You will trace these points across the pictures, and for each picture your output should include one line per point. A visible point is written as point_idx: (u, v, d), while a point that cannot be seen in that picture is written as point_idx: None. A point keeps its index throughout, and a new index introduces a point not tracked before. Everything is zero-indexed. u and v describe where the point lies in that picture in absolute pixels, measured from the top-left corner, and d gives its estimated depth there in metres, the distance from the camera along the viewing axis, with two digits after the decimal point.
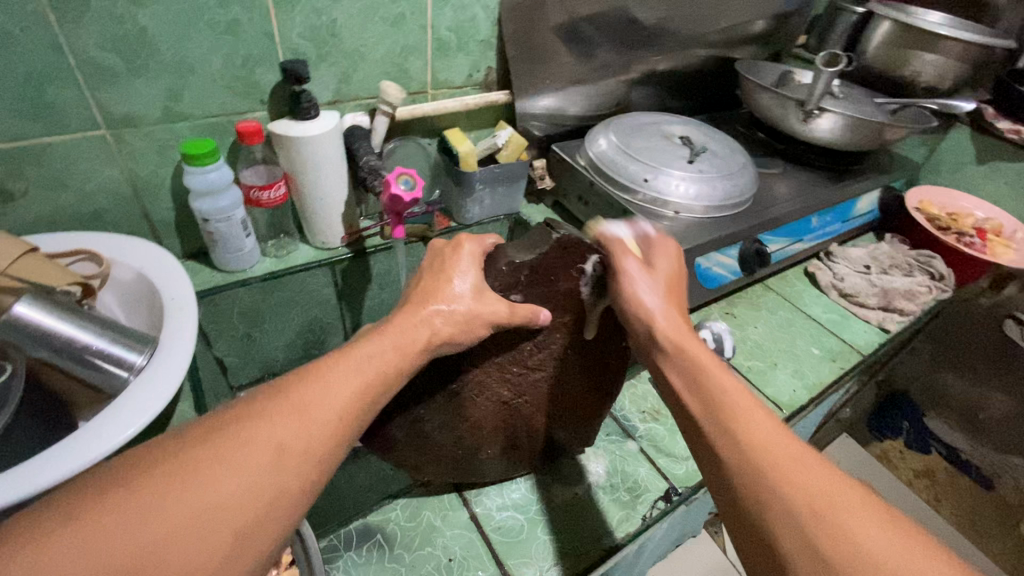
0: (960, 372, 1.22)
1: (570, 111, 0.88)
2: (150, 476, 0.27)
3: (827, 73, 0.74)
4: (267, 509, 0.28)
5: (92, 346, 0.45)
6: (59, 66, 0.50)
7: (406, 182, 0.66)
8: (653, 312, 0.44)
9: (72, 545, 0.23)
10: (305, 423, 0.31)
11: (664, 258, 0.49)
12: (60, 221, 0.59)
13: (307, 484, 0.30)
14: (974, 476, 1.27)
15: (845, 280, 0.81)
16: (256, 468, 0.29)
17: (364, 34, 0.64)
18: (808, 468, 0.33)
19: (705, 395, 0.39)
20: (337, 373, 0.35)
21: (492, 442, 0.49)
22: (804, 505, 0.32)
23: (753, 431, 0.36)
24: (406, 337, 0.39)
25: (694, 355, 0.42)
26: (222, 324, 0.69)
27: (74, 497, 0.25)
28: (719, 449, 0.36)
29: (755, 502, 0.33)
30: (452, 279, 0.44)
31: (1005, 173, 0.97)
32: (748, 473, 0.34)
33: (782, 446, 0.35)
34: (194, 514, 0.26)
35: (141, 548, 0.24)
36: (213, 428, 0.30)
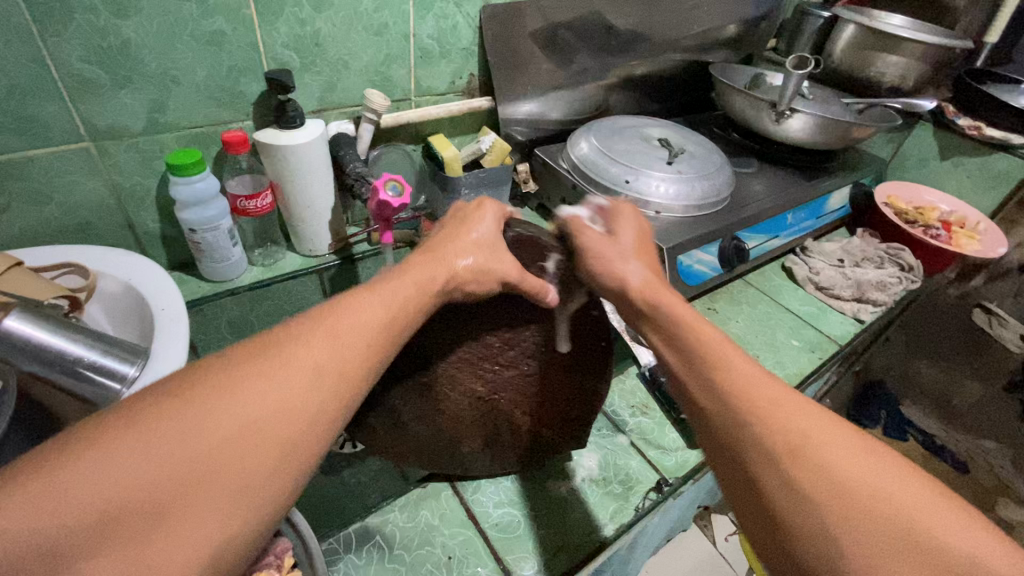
0: (934, 360, 1.30)
1: (552, 116, 0.90)
2: (197, 392, 0.28)
3: (796, 75, 0.77)
4: (308, 423, 0.29)
5: (84, 359, 0.45)
6: (42, 79, 0.50)
7: (394, 188, 0.67)
8: (624, 272, 0.45)
9: (126, 451, 0.24)
10: (339, 346, 0.33)
11: (626, 226, 0.51)
12: (43, 235, 0.59)
13: (343, 404, 0.32)
14: (948, 459, 1.32)
15: (820, 274, 0.84)
16: (297, 385, 0.30)
17: (348, 43, 0.65)
18: (788, 410, 0.34)
19: (682, 348, 0.40)
20: (368, 303, 0.36)
21: (471, 434, 0.52)
22: (783, 442, 0.33)
23: (734, 375, 0.36)
24: (426, 277, 0.41)
25: (667, 310, 0.42)
26: (211, 335, 0.69)
27: (121, 408, 0.26)
28: (700, 398, 0.37)
29: (737, 444, 0.34)
30: (473, 226, 0.46)
31: (966, 168, 1.02)
32: (728, 419, 0.35)
33: (762, 388, 0.36)
34: (240, 426, 0.27)
35: (193, 455, 0.25)
36: (251, 348, 0.31)
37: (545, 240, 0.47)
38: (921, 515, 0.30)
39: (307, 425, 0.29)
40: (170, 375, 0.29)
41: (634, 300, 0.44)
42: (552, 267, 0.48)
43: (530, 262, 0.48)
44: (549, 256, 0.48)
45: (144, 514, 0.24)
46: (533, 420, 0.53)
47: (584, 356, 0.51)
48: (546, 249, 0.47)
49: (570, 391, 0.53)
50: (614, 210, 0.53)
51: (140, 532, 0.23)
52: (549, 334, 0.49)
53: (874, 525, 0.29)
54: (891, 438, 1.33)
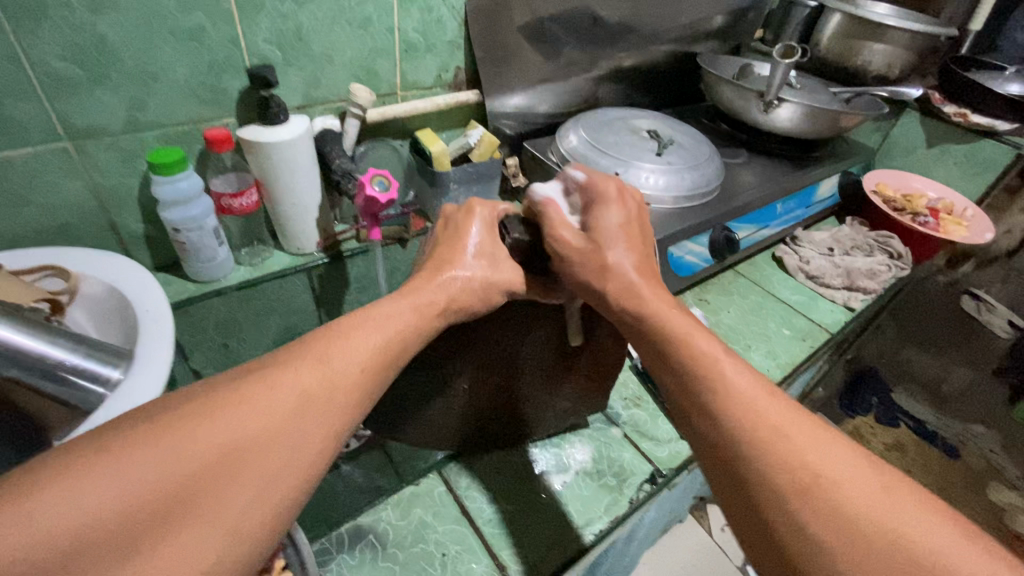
0: (926, 348, 1.31)
1: (540, 109, 0.89)
2: (181, 416, 0.27)
3: (783, 64, 0.77)
4: (291, 452, 0.29)
5: (65, 363, 0.45)
6: (17, 78, 0.49)
7: (381, 183, 0.66)
8: (603, 277, 0.44)
9: (101, 477, 0.24)
10: (328, 372, 0.32)
11: (603, 213, 0.47)
12: (24, 237, 0.57)
13: (331, 432, 0.31)
14: (941, 445, 1.31)
15: (810, 263, 0.84)
16: (283, 413, 0.29)
17: (331, 37, 0.64)
18: (796, 442, 0.33)
19: (680, 371, 0.39)
20: (362, 330, 0.36)
21: (494, 419, 0.54)
22: (793, 484, 0.32)
23: (736, 400, 0.36)
24: (425, 299, 0.40)
25: (659, 325, 0.41)
26: (199, 336, 0.68)
27: (102, 432, 0.25)
28: (707, 433, 0.36)
29: (742, 478, 0.33)
30: (464, 239, 0.45)
31: (953, 155, 1.03)
32: (735, 456, 0.34)
33: (767, 418, 0.34)
34: (220, 453, 0.27)
35: (171, 483, 0.25)
36: (239, 375, 0.31)
37: (528, 242, 0.47)
38: (942, 552, 0.29)
39: (291, 454, 0.29)
40: (159, 401, 0.29)
41: (620, 306, 0.43)
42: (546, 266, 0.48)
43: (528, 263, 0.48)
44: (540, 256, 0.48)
45: (113, 545, 0.23)
46: (551, 400, 0.55)
47: (594, 341, 0.52)
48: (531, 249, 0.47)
49: (579, 373, 0.54)
50: (592, 189, 0.49)
51: (108, 566, 0.22)
52: (560, 328, 0.50)
53: (890, 568, 0.28)
54: (882, 425, 1.34)
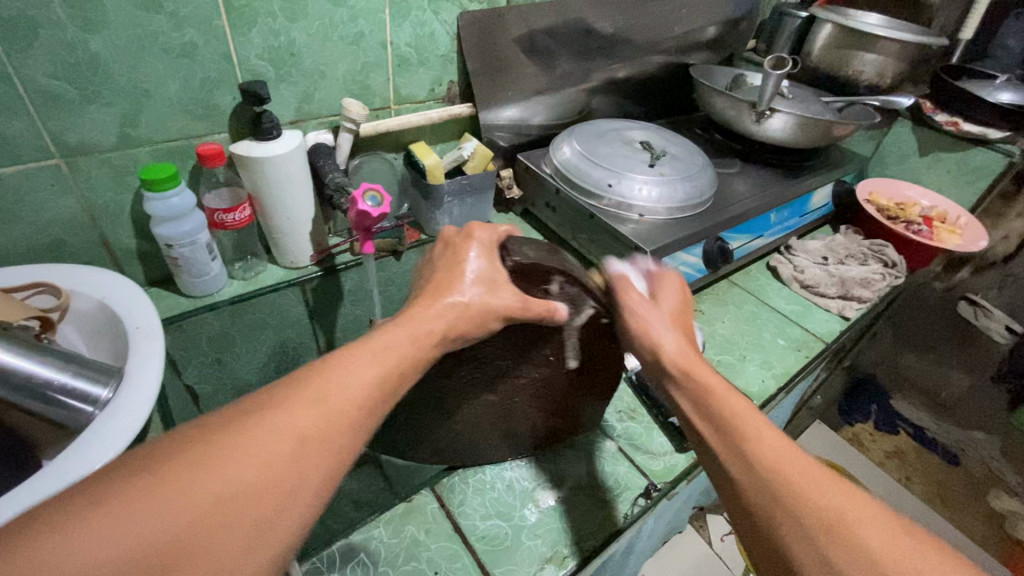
0: (924, 354, 1.34)
1: (534, 121, 0.90)
2: (176, 463, 0.27)
3: (775, 75, 0.77)
4: (289, 498, 0.29)
5: (55, 382, 0.45)
6: (8, 97, 0.49)
7: (372, 198, 0.66)
8: (659, 338, 0.48)
9: (93, 531, 0.23)
10: (325, 411, 0.32)
11: (666, 294, 0.54)
12: (15, 254, 0.57)
13: (328, 475, 0.31)
14: (942, 453, 1.28)
15: (805, 272, 0.84)
16: (278, 455, 0.29)
17: (324, 52, 0.64)
18: (820, 485, 0.35)
19: (717, 421, 0.41)
20: (356, 364, 0.35)
21: (489, 436, 0.54)
22: (818, 522, 0.33)
23: (765, 450, 0.38)
24: (424, 328, 0.40)
25: (700, 379, 0.44)
26: (192, 351, 0.68)
27: (96, 484, 0.25)
28: (737, 476, 0.38)
29: (770, 522, 0.35)
30: (464, 265, 0.46)
31: (945, 163, 1.03)
32: (763, 496, 0.36)
33: (793, 461, 0.37)
34: (217, 500, 0.26)
35: (166, 533, 0.24)
36: (235, 415, 0.30)
37: (548, 265, 0.46)
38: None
39: (287, 497, 0.29)
40: (150, 445, 0.28)
41: (667, 364, 0.47)
42: (556, 289, 0.47)
43: (535, 286, 0.47)
44: (553, 278, 0.47)
45: None
46: (548, 418, 0.56)
47: (591, 360, 0.53)
48: (550, 272, 0.46)
49: (574, 394, 0.55)
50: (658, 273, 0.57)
51: None
52: (558, 346, 0.50)
53: None
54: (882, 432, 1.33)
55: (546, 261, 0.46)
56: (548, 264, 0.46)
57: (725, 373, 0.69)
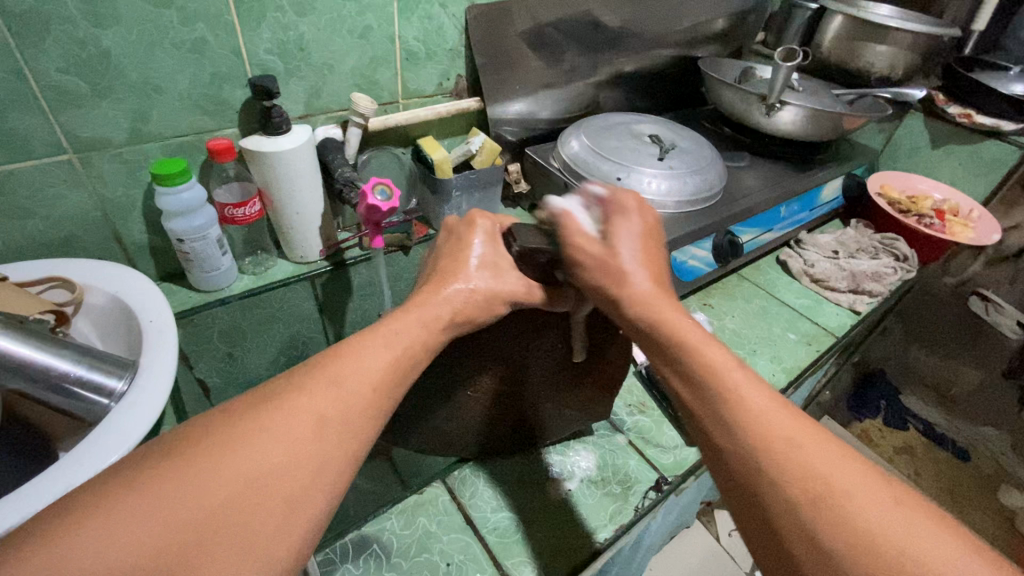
0: (933, 349, 1.29)
1: (542, 115, 0.89)
2: (200, 448, 0.27)
3: (785, 67, 0.77)
4: (311, 480, 0.28)
5: (70, 375, 0.46)
6: (21, 92, 0.49)
7: (383, 192, 0.68)
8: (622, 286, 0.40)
9: (128, 514, 0.24)
10: (342, 394, 0.32)
11: (623, 226, 0.44)
12: (29, 249, 0.58)
13: (348, 456, 0.31)
14: (952, 449, 1.30)
15: (815, 266, 0.83)
16: (300, 437, 0.29)
17: (332, 46, 0.64)
18: (809, 452, 0.31)
19: (695, 382, 0.36)
20: (371, 348, 0.35)
21: (501, 426, 0.53)
22: (805, 494, 0.30)
23: (749, 411, 0.33)
24: (432, 314, 0.39)
25: (685, 340, 0.37)
26: (203, 345, 0.68)
27: (124, 472, 0.26)
28: (718, 441, 0.34)
29: (755, 494, 0.32)
30: (467, 252, 0.44)
31: (958, 156, 1.02)
32: (744, 466, 0.32)
33: (779, 425, 0.33)
34: (243, 482, 0.27)
35: (196, 514, 0.25)
36: (253, 402, 0.30)
37: (547, 252, 0.44)
38: (945, 564, 0.27)
39: (309, 480, 0.28)
40: (176, 433, 0.28)
41: (633, 317, 0.40)
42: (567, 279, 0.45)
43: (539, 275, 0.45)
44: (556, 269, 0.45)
45: None
46: (561, 406, 0.54)
47: (605, 344, 0.50)
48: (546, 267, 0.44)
49: (587, 384, 0.54)
50: (615, 200, 0.46)
51: None
52: (564, 332, 0.48)
53: None
54: (890, 428, 1.34)
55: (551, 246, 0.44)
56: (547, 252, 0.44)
57: None
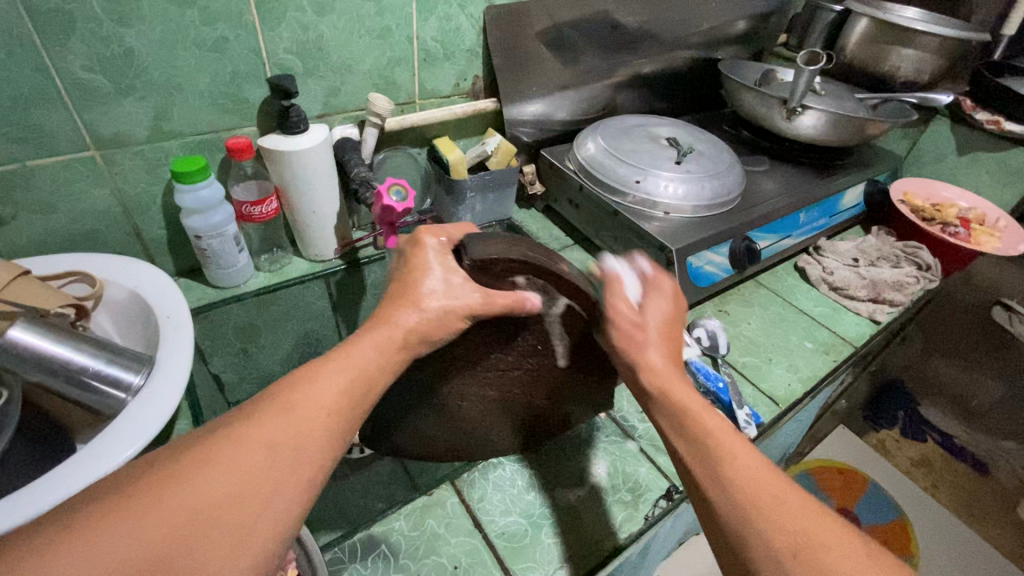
0: (953, 360, 1.27)
1: (559, 116, 0.88)
2: (146, 488, 0.27)
3: (808, 70, 0.75)
4: (264, 504, 0.29)
5: (89, 368, 0.46)
6: (46, 89, 0.50)
7: (398, 193, 0.68)
8: (645, 353, 0.44)
9: (67, 555, 0.23)
10: (293, 419, 0.32)
11: (654, 305, 0.48)
12: (51, 243, 0.59)
13: (305, 480, 0.31)
14: (969, 461, 1.25)
15: (834, 273, 0.82)
16: (249, 467, 0.29)
17: (352, 47, 0.65)
18: (794, 508, 0.33)
19: (688, 433, 0.39)
20: (326, 377, 0.35)
21: (501, 426, 0.54)
22: (787, 545, 0.32)
23: (738, 464, 0.36)
24: (386, 334, 0.40)
25: (677, 400, 0.41)
26: (218, 341, 0.69)
27: (68, 514, 0.25)
28: (706, 489, 0.36)
29: (739, 542, 0.33)
30: (424, 277, 0.43)
31: (986, 163, 0.99)
32: (733, 514, 0.34)
33: (767, 484, 0.35)
34: (188, 518, 0.26)
35: (141, 552, 0.25)
36: (202, 436, 0.30)
37: (503, 257, 0.44)
38: None
39: (261, 507, 0.29)
40: (125, 471, 0.28)
41: (645, 382, 0.44)
42: (523, 281, 0.46)
43: (500, 279, 0.46)
44: (516, 278, 0.46)
45: None
46: (547, 404, 0.55)
47: (582, 347, 0.51)
48: (511, 273, 0.46)
49: (580, 377, 0.54)
50: (653, 281, 0.51)
51: None
52: (541, 335, 0.48)
53: None
54: (907, 439, 1.29)
55: (506, 253, 0.44)
56: (503, 259, 0.44)
57: (750, 375, 0.68)
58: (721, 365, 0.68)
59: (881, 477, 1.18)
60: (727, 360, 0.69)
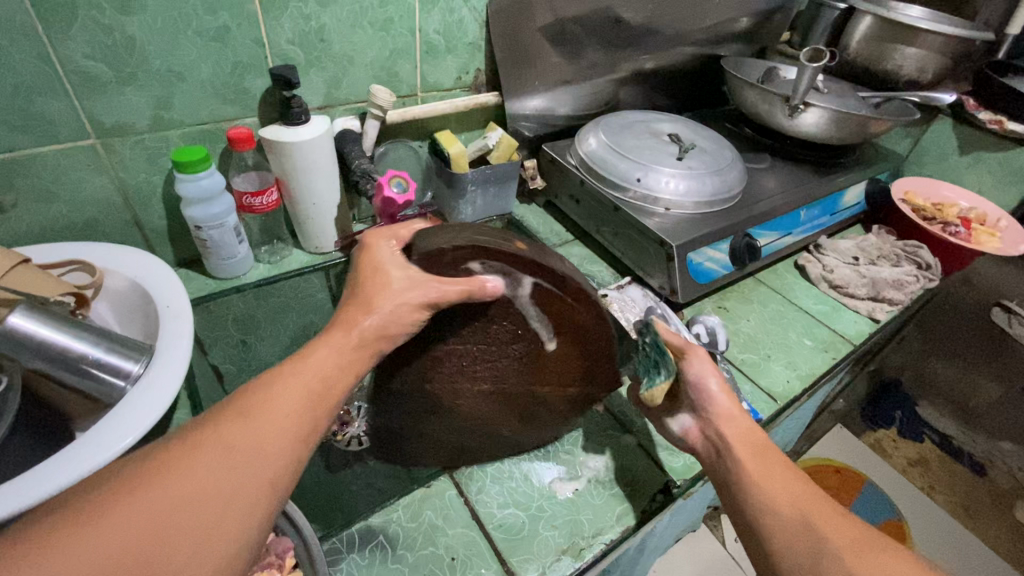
0: (951, 361, 1.28)
1: (560, 111, 0.89)
2: (110, 495, 0.28)
3: (811, 68, 0.74)
4: (229, 503, 0.30)
5: (88, 356, 0.46)
6: (47, 77, 0.50)
7: (399, 185, 0.68)
8: (714, 390, 0.51)
9: (36, 558, 0.24)
10: (255, 422, 0.33)
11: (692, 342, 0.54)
12: (51, 232, 0.59)
13: (270, 478, 0.32)
14: (966, 463, 1.25)
15: (834, 271, 0.82)
16: (213, 469, 0.30)
17: (353, 38, 0.64)
18: (843, 521, 0.39)
19: (751, 453, 0.46)
20: (287, 383, 0.36)
21: (506, 419, 0.56)
22: (840, 540, 0.38)
23: (797, 486, 0.43)
24: (344, 337, 0.41)
25: (747, 429, 0.48)
26: (216, 331, 0.67)
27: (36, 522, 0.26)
28: (768, 495, 0.42)
29: (795, 535, 0.39)
30: (380, 275, 0.46)
31: (987, 163, 0.99)
32: (794, 518, 0.40)
33: (819, 501, 0.41)
34: (157, 518, 0.27)
35: (108, 552, 0.26)
36: (169, 442, 0.32)
37: (449, 247, 0.47)
38: None
39: (227, 505, 0.30)
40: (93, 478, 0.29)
41: (713, 417, 0.50)
42: (478, 267, 0.49)
43: (455, 267, 0.49)
44: (470, 265, 0.49)
45: None
46: (551, 387, 0.56)
47: (567, 327, 0.52)
48: (463, 262, 0.49)
49: (572, 356, 0.55)
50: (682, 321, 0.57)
51: None
52: (518, 318, 0.51)
53: None
54: (905, 439, 1.29)
55: (447, 243, 0.47)
56: (451, 248, 0.47)
57: (749, 372, 0.68)
58: (720, 361, 0.68)
59: (878, 476, 1.18)
60: (726, 356, 0.69)
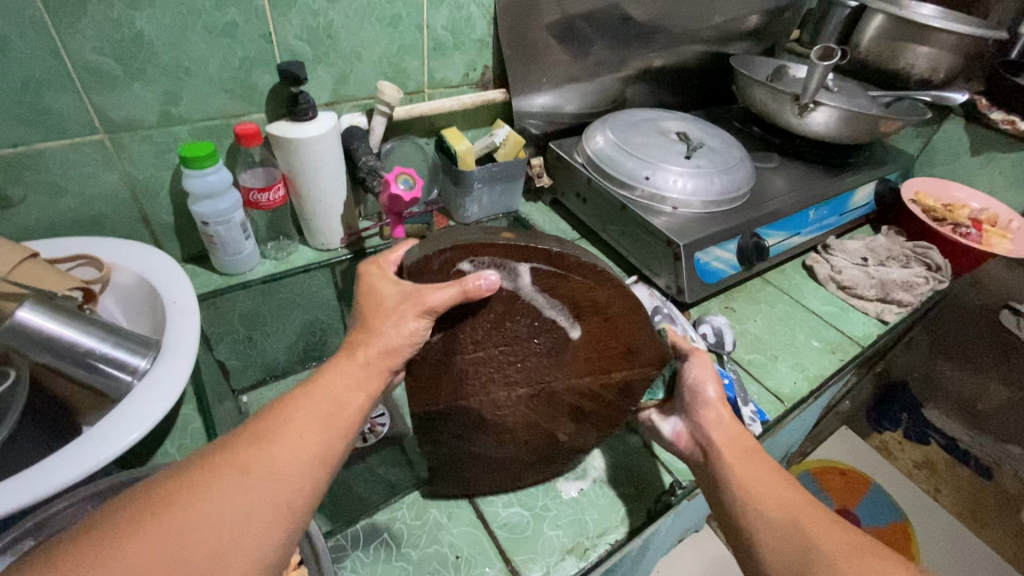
0: (960, 363, 1.24)
1: (567, 109, 0.88)
2: (126, 518, 0.28)
3: (821, 66, 0.74)
4: (242, 530, 0.30)
5: (95, 350, 0.47)
6: (57, 72, 0.50)
7: (405, 181, 0.68)
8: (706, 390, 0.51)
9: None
10: (268, 446, 0.33)
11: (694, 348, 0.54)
12: (60, 226, 0.59)
13: (283, 504, 0.32)
14: (973, 466, 1.26)
15: (843, 272, 0.81)
16: (226, 493, 0.30)
17: (361, 34, 0.64)
18: (834, 523, 0.39)
19: (739, 459, 0.46)
20: (300, 407, 0.37)
21: (560, 421, 0.51)
22: (829, 542, 0.37)
23: (785, 489, 0.42)
24: (354, 358, 0.41)
25: (735, 434, 0.48)
26: (223, 327, 0.68)
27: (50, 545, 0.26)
28: (756, 501, 0.42)
29: (782, 538, 0.39)
30: (387, 284, 0.45)
31: (999, 164, 0.98)
32: (781, 521, 0.40)
33: (810, 504, 0.41)
34: (169, 544, 0.27)
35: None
36: (183, 464, 0.32)
37: (431, 253, 0.43)
38: None
39: (238, 531, 0.29)
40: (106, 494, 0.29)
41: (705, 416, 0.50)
42: (468, 267, 0.44)
43: (446, 273, 0.45)
44: (460, 266, 0.44)
45: None
46: (594, 378, 0.50)
47: (587, 308, 0.46)
48: (452, 267, 0.44)
49: (603, 344, 0.48)
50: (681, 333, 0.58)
51: None
52: (531, 311, 0.45)
53: None
54: (911, 442, 1.30)
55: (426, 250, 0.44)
56: (433, 254, 0.44)
57: (756, 373, 0.68)
58: (727, 361, 0.68)
59: (883, 478, 1.17)
60: (732, 357, 0.69)
